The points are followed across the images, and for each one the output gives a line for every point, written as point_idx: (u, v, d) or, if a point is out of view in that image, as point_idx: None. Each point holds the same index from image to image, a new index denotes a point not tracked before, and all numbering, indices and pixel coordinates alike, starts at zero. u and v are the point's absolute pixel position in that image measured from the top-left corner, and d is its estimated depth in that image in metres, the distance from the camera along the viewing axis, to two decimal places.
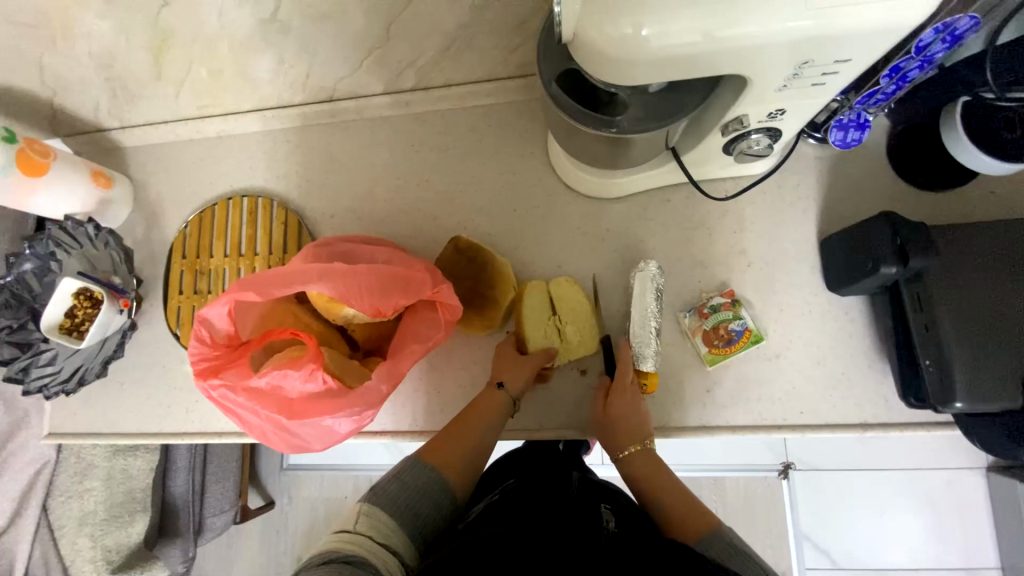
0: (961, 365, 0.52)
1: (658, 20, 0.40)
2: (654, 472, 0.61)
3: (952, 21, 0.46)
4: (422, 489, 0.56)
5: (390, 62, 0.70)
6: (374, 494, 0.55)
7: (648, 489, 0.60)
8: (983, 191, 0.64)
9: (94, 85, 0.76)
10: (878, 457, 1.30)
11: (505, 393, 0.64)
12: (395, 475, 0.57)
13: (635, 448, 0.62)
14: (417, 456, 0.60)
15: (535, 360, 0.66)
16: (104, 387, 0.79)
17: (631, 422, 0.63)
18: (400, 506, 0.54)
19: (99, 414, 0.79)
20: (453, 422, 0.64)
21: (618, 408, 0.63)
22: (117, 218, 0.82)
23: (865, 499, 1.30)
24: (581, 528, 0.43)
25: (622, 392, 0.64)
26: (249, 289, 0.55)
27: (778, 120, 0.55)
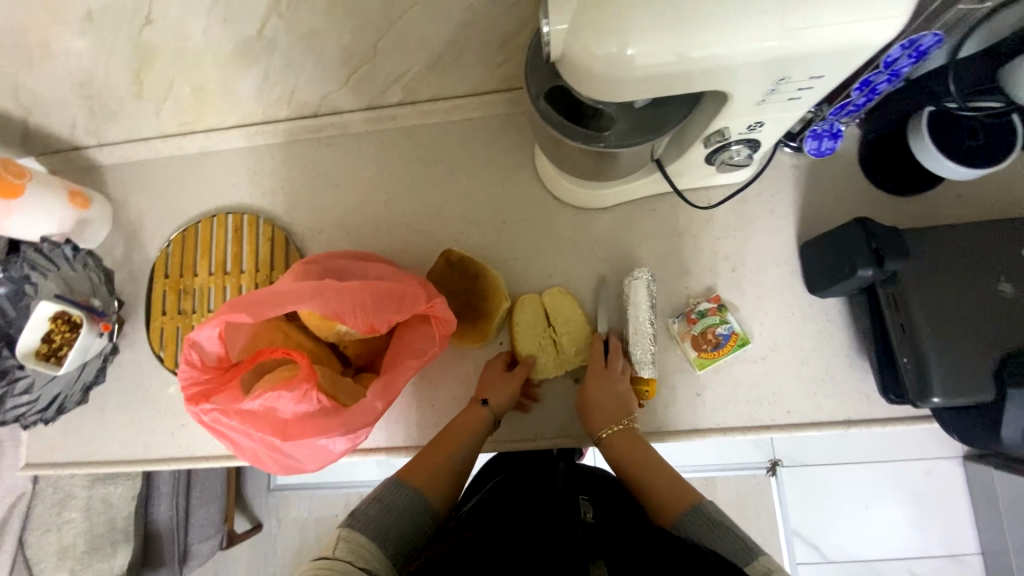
0: (936, 361, 0.54)
1: (643, 41, 0.42)
2: (633, 451, 0.61)
3: (918, 38, 0.49)
4: (403, 511, 0.56)
5: (376, 78, 0.71)
6: (353, 518, 0.54)
7: (629, 466, 0.60)
8: (949, 194, 0.67)
9: (71, 105, 0.74)
10: (861, 451, 1.33)
11: (490, 412, 0.64)
12: (376, 497, 0.56)
13: (613, 430, 0.62)
14: (397, 478, 0.59)
15: (521, 377, 0.66)
16: (84, 414, 0.77)
17: (607, 404, 0.64)
18: (381, 529, 0.53)
19: (79, 441, 0.77)
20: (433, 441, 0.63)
21: (595, 394, 0.65)
22: (97, 238, 0.80)
23: (851, 493, 1.33)
24: (558, 530, 0.45)
25: (599, 382, 0.65)
26: (240, 310, 0.54)
27: (757, 132, 0.57)
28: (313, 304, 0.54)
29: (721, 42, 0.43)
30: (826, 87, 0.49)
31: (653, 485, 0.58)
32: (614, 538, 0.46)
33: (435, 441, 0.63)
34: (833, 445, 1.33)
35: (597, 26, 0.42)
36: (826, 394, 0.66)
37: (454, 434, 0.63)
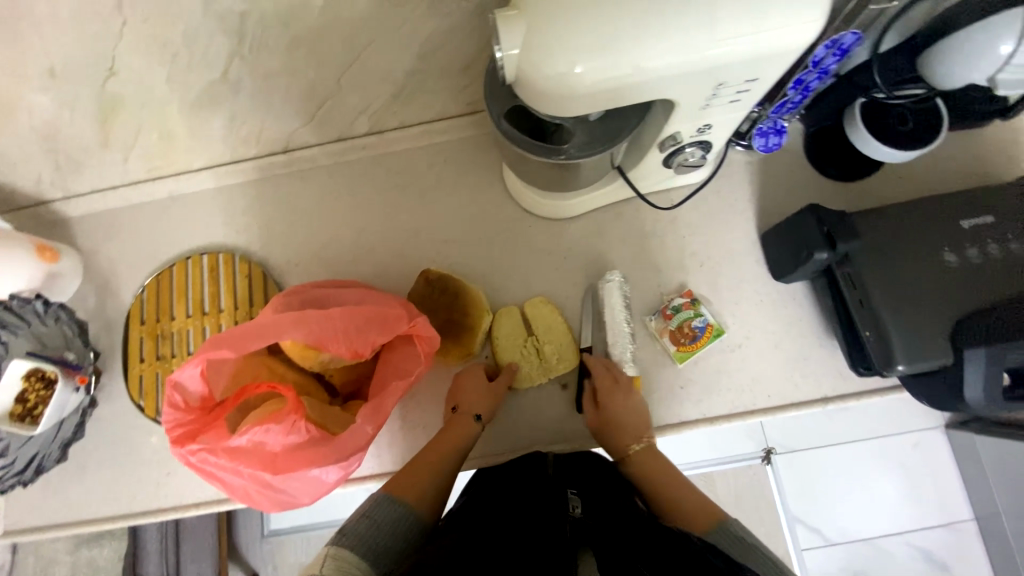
0: (896, 331, 0.58)
1: (589, 59, 0.45)
2: (656, 468, 0.64)
3: (839, 37, 0.53)
4: (390, 526, 0.56)
5: (342, 111, 0.73)
6: (341, 535, 0.54)
7: (652, 484, 0.63)
8: (890, 176, 0.73)
9: (35, 160, 0.74)
10: (849, 430, 1.37)
11: (481, 424, 0.65)
12: (362, 513, 0.57)
13: (637, 448, 0.64)
14: (385, 493, 0.59)
15: (507, 384, 0.68)
16: (61, 474, 0.74)
17: (631, 421, 0.65)
18: (369, 545, 0.54)
19: (58, 503, 0.74)
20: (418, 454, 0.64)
21: (619, 416, 0.65)
22: (66, 291, 0.78)
23: (844, 473, 1.36)
24: (546, 527, 0.47)
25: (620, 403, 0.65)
26: (222, 347, 0.53)
27: (707, 134, 0.61)
28: (296, 333, 0.55)
29: (662, 54, 0.46)
30: (763, 88, 0.53)
31: (675, 500, 0.61)
32: (604, 530, 0.48)
33: (422, 456, 0.64)
34: (822, 427, 1.36)
35: (547, 49, 0.45)
36: (802, 374, 0.69)
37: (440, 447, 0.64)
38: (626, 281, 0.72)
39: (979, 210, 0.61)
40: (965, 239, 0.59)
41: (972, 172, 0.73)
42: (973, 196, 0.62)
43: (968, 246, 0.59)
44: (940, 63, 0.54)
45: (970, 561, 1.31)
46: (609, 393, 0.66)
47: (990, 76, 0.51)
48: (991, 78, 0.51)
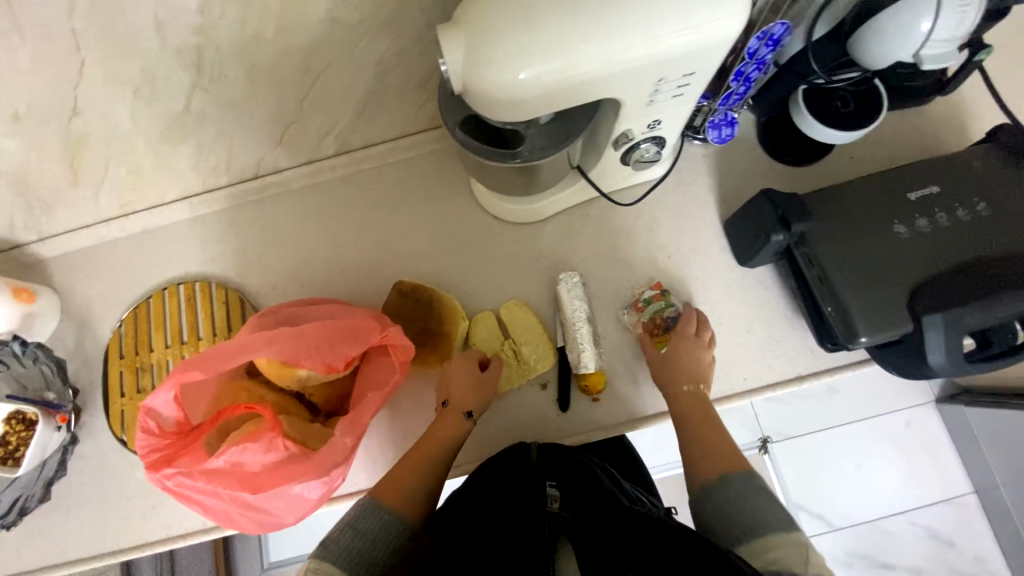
0: (856, 305, 0.59)
1: (530, 64, 0.47)
2: (699, 412, 0.66)
3: (768, 29, 0.55)
4: (374, 533, 0.58)
5: (308, 133, 0.75)
6: (324, 547, 0.56)
7: (694, 426, 0.65)
8: (843, 158, 0.76)
9: (7, 204, 0.75)
10: (842, 413, 1.38)
11: (473, 421, 0.66)
12: (346, 522, 0.59)
13: (691, 389, 0.67)
14: (368, 500, 0.61)
15: (496, 376, 0.68)
16: (44, 516, 0.73)
17: (699, 368, 0.68)
18: (350, 554, 0.56)
19: (40, 547, 0.73)
20: (409, 455, 0.65)
21: (687, 359, 0.67)
22: (46, 330, 0.79)
23: (842, 456, 1.36)
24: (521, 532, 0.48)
25: (692, 348, 0.68)
26: (195, 369, 0.54)
27: (658, 129, 0.64)
28: (268, 351, 0.55)
29: (600, 55, 0.49)
30: (702, 82, 0.56)
31: (711, 442, 0.64)
32: (586, 526, 0.50)
33: (410, 454, 0.65)
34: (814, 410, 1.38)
35: (489, 58, 0.47)
36: (777, 355, 0.70)
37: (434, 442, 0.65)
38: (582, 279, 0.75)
39: (925, 183, 0.63)
40: (914, 211, 0.61)
41: (920, 148, 0.75)
42: (917, 170, 0.64)
43: (917, 218, 0.61)
44: (870, 46, 0.56)
45: (976, 536, 1.31)
46: (685, 339, 0.68)
47: (916, 53, 0.54)
48: (916, 54, 0.54)
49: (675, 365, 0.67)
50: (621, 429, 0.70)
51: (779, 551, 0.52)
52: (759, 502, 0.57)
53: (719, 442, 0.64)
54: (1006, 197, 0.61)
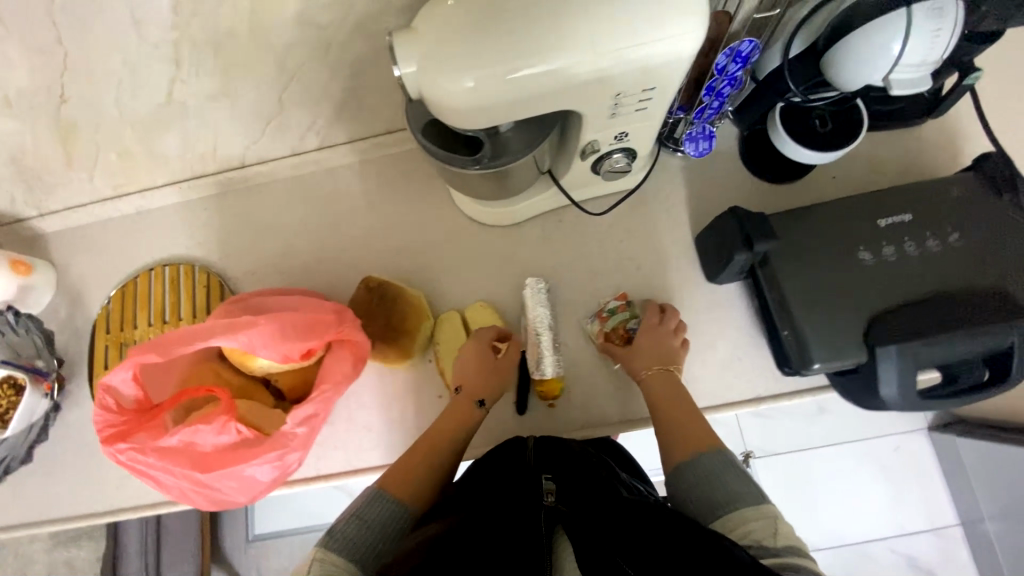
0: (813, 330, 0.58)
1: (480, 73, 0.48)
2: (670, 392, 0.66)
3: (735, 46, 0.55)
4: (380, 525, 0.58)
5: (290, 127, 0.76)
6: (331, 538, 0.56)
7: (665, 409, 0.65)
8: (825, 177, 0.74)
9: (7, 180, 0.79)
10: (830, 433, 1.35)
11: (484, 410, 0.68)
12: (352, 512, 0.59)
13: (660, 370, 0.67)
14: (375, 489, 0.61)
15: (511, 366, 0.70)
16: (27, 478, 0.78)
17: (668, 351, 0.68)
18: (356, 546, 0.56)
19: (22, 504, 0.77)
20: (417, 445, 0.66)
21: (652, 344, 0.68)
22: (40, 303, 0.83)
23: (827, 476, 1.34)
24: (514, 526, 0.45)
25: (661, 335, 0.69)
26: (152, 351, 0.57)
27: (627, 141, 0.63)
28: (223, 340, 0.57)
29: (553, 65, 0.49)
30: (665, 97, 0.55)
31: (682, 423, 0.63)
32: (584, 520, 0.46)
33: (419, 444, 0.66)
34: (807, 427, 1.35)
35: (441, 66, 0.48)
36: (739, 373, 0.70)
37: (444, 431, 0.67)
38: (548, 286, 0.75)
39: (898, 209, 0.61)
40: (882, 238, 0.60)
41: (907, 171, 0.73)
42: (893, 195, 0.62)
43: (884, 245, 0.60)
44: (841, 68, 0.54)
45: (959, 568, 1.28)
46: (651, 326, 0.69)
47: (884, 77, 0.52)
48: (885, 78, 0.52)
49: (642, 350, 0.68)
50: (610, 430, 0.71)
51: (750, 525, 0.52)
52: (732, 481, 0.57)
53: (692, 422, 0.63)
54: (983, 228, 0.59)
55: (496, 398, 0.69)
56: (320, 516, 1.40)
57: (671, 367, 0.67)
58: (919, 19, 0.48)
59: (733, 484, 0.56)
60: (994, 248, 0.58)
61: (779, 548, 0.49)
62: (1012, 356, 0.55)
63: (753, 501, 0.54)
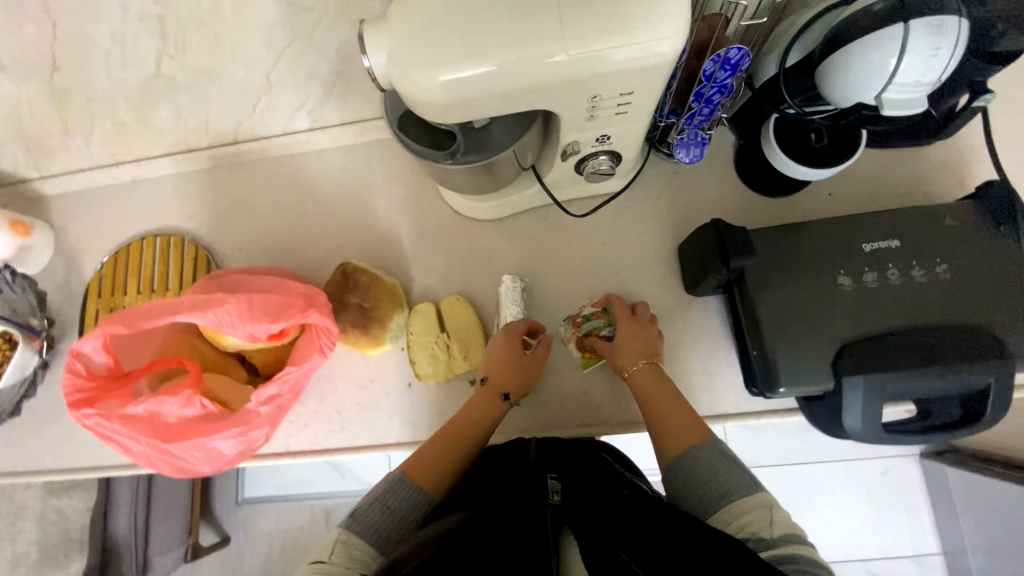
0: (781, 353, 0.57)
1: (448, 67, 0.46)
2: (657, 386, 0.63)
3: (723, 52, 0.52)
4: (403, 512, 0.57)
5: (280, 106, 0.77)
6: (352, 520, 0.55)
7: (653, 404, 0.62)
8: (820, 194, 0.71)
9: (9, 141, 0.81)
10: (818, 451, 1.31)
11: (509, 403, 0.66)
12: (376, 497, 0.58)
13: (646, 364, 0.65)
14: (399, 474, 0.60)
15: (541, 362, 0.68)
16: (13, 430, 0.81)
17: (648, 344, 0.66)
18: (379, 532, 0.55)
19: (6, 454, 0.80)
20: (442, 432, 0.64)
21: (631, 337, 0.66)
22: (38, 263, 0.85)
23: (811, 494, 1.30)
24: (519, 525, 0.45)
25: (644, 327, 0.67)
26: (122, 322, 0.60)
27: (609, 144, 0.61)
28: (189, 316, 0.60)
29: (525, 61, 0.46)
30: (646, 102, 0.53)
31: (671, 417, 0.61)
32: (587, 520, 0.46)
33: (444, 433, 0.64)
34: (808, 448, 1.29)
35: (409, 57, 0.46)
36: (710, 388, 0.69)
37: (470, 421, 0.65)
38: (525, 285, 0.73)
39: (886, 234, 0.60)
40: (864, 263, 0.59)
41: (907, 193, 0.70)
42: (882, 219, 0.60)
43: (866, 271, 0.58)
44: (834, 82, 0.52)
45: None
46: (629, 319, 0.67)
47: (878, 95, 0.49)
48: (877, 97, 0.49)
49: (622, 342, 0.66)
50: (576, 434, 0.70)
51: (743, 518, 0.51)
52: (721, 476, 0.55)
53: (687, 418, 0.60)
54: (972, 261, 0.57)
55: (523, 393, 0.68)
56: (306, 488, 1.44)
57: (652, 360, 0.65)
58: (916, 35, 0.45)
59: (722, 478, 0.55)
60: (979, 283, 0.56)
61: (776, 539, 0.48)
62: (985, 396, 0.53)
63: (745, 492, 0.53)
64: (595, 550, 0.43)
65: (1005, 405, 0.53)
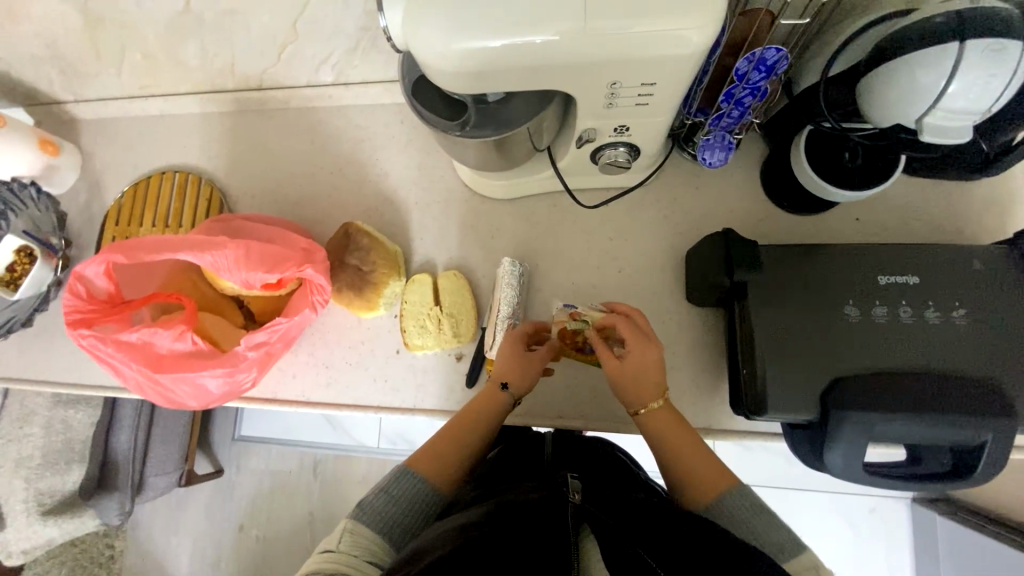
0: (772, 375, 0.55)
1: (461, 32, 0.44)
2: (675, 430, 0.60)
3: (758, 51, 0.49)
4: (408, 502, 0.57)
5: (306, 56, 0.77)
6: (360, 510, 0.55)
7: (669, 449, 0.59)
8: (847, 218, 0.68)
9: (44, 62, 0.83)
10: (809, 478, 1.21)
11: (509, 397, 0.63)
12: (382, 487, 0.57)
13: (658, 404, 0.60)
14: (407, 467, 0.59)
15: (546, 361, 0.64)
16: (21, 342, 0.85)
17: (652, 380, 0.60)
18: (384, 522, 0.54)
19: (10, 362, 0.84)
20: (448, 427, 0.62)
21: (630, 376, 0.60)
22: (64, 183, 0.88)
23: (798, 523, 1.21)
24: (536, 520, 0.42)
25: (645, 359, 0.60)
26: (123, 251, 0.62)
27: (627, 136, 0.59)
28: (187, 254, 0.62)
29: (540, 36, 0.44)
30: (668, 95, 0.50)
31: (694, 465, 0.58)
32: (614, 526, 0.42)
33: (449, 430, 0.62)
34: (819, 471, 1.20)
35: (422, 19, 0.44)
36: (698, 401, 0.67)
37: (474, 419, 0.63)
38: (523, 269, 0.71)
39: (905, 268, 0.57)
40: (876, 296, 0.56)
41: (940, 229, 0.66)
42: (904, 252, 0.57)
43: (876, 304, 0.56)
44: (874, 100, 0.48)
45: None
46: (629, 348, 0.60)
47: (920, 117, 0.45)
48: (918, 120, 0.46)
49: (616, 380, 0.61)
50: (556, 425, 0.69)
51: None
52: (758, 523, 0.53)
53: (704, 462, 0.58)
54: (992, 311, 0.54)
55: (528, 390, 0.64)
56: (300, 433, 1.47)
57: (659, 399, 0.60)
58: (972, 56, 0.42)
59: (763, 533, 0.53)
60: (996, 336, 0.53)
61: None
62: (980, 452, 0.51)
63: (792, 552, 0.51)
64: (616, 550, 0.40)
65: (1000, 465, 0.50)
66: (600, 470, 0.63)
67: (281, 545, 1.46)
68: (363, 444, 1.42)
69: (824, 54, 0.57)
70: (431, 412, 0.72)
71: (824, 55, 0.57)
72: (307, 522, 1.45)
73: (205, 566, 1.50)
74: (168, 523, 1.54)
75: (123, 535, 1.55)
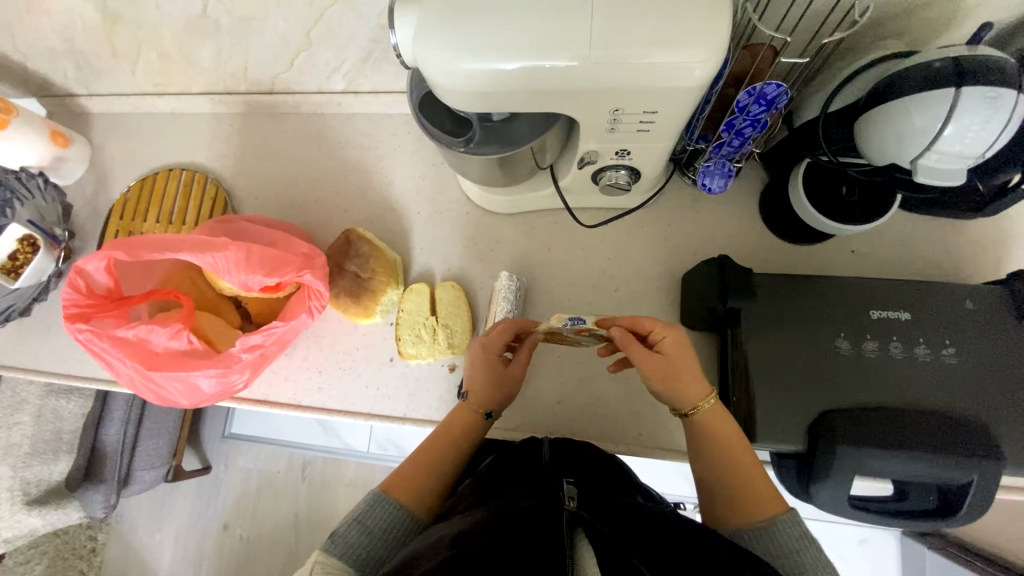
0: (762, 403, 0.56)
1: (466, 53, 0.45)
2: (714, 437, 0.55)
3: (761, 86, 0.50)
4: (382, 531, 0.56)
5: (318, 64, 0.78)
6: (331, 542, 0.54)
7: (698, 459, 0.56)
8: (844, 250, 0.68)
9: (62, 57, 0.85)
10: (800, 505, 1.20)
11: (488, 420, 0.64)
12: (355, 516, 0.56)
13: (705, 405, 0.56)
14: (379, 492, 0.58)
15: (522, 371, 0.64)
16: (15, 331, 0.84)
17: (691, 382, 0.56)
18: (359, 554, 0.53)
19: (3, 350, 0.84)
20: (422, 445, 0.62)
21: (663, 391, 0.57)
22: (71, 175, 0.89)
23: None
24: (531, 529, 0.41)
25: (679, 371, 0.56)
26: (124, 248, 0.63)
27: (629, 160, 0.59)
28: (187, 255, 0.63)
29: (550, 60, 0.44)
30: (669, 123, 0.51)
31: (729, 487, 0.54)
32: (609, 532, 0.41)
33: (426, 453, 0.62)
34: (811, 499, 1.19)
35: (430, 41, 0.45)
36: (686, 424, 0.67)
37: (451, 437, 0.63)
38: (521, 284, 0.72)
39: (898, 303, 0.57)
40: (867, 329, 0.57)
41: (932, 266, 0.67)
42: (895, 287, 0.58)
43: (867, 338, 0.56)
44: (871, 136, 0.49)
45: None
46: (663, 375, 0.56)
47: (914, 158, 0.46)
48: (914, 161, 0.46)
49: (656, 384, 0.57)
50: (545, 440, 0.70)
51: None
52: (810, 556, 0.49)
53: (747, 484, 0.53)
54: (981, 351, 0.55)
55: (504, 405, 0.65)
56: (291, 434, 1.47)
57: (708, 399, 0.56)
58: (969, 101, 0.43)
59: (812, 569, 0.48)
60: (986, 375, 0.54)
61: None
62: (966, 492, 0.51)
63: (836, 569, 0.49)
64: (612, 554, 0.39)
65: (984, 506, 0.50)
66: (601, 471, 0.58)
67: (264, 546, 1.44)
68: (353, 448, 1.42)
69: (825, 91, 0.58)
70: (423, 421, 0.72)
71: (826, 90, 0.58)
72: (291, 524, 1.44)
73: (186, 562, 1.48)
74: (151, 518, 1.53)
75: (106, 527, 1.54)
